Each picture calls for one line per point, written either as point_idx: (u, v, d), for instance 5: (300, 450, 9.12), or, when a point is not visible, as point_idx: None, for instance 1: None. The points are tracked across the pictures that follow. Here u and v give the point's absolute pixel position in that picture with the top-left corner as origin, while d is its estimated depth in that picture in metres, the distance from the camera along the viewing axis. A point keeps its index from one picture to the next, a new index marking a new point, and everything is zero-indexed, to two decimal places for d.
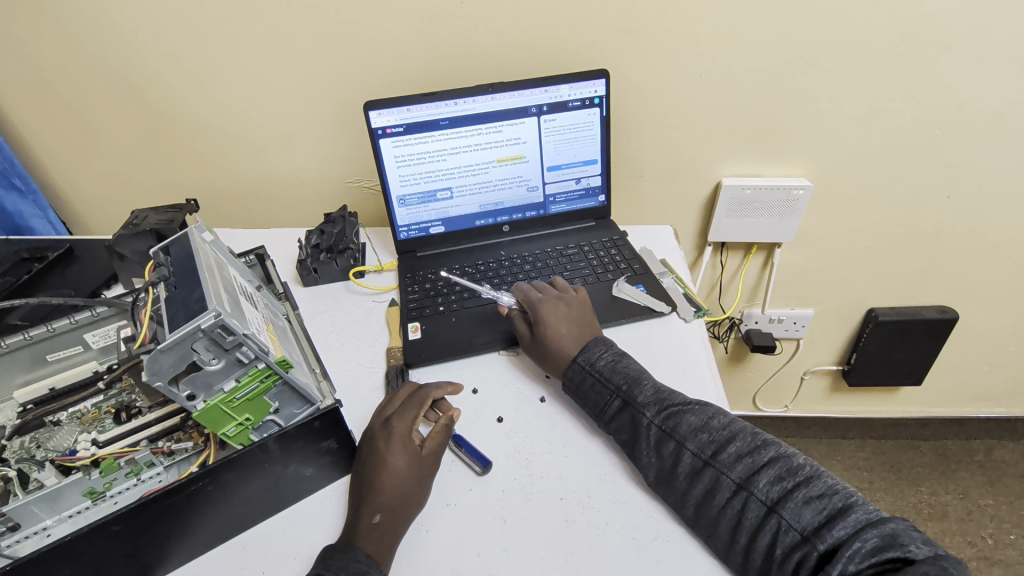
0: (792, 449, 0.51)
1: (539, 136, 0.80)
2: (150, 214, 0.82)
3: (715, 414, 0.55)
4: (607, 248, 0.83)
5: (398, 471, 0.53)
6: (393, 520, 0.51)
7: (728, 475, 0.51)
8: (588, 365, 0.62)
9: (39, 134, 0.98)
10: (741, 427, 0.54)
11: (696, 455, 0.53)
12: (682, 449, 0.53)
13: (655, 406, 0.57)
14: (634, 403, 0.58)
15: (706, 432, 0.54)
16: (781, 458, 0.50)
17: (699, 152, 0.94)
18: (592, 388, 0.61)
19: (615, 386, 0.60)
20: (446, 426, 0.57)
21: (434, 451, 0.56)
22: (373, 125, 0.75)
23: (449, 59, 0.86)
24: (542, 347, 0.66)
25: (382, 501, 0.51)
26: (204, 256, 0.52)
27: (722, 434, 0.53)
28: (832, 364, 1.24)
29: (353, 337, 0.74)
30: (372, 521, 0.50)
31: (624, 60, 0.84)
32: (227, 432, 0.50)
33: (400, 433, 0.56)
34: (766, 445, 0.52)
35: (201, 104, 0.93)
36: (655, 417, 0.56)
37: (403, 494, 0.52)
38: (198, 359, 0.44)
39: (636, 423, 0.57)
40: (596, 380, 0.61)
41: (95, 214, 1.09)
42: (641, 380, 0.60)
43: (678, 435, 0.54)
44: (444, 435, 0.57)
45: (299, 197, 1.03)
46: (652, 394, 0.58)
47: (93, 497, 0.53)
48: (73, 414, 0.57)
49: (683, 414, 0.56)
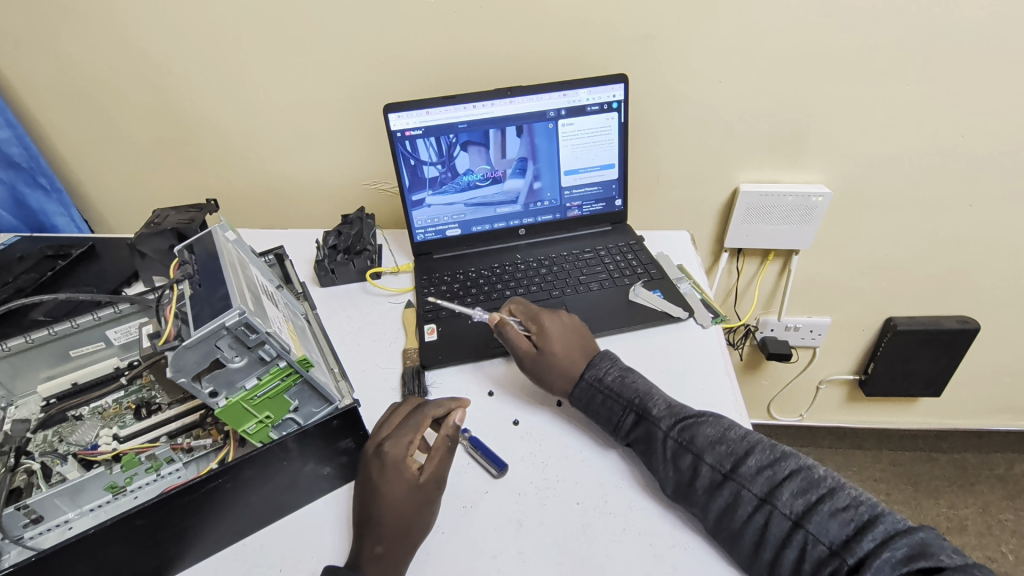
0: (813, 459, 0.51)
1: (556, 140, 0.80)
2: (171, 213, 0.84)
3: (730, 426, 0.55)
4: (623, 253, 0.83)
5: (396, 499, 0.51)
6: (396, 549, 0.49)
7: (749, 489, 0.50)
8: (596, 382, 0.61)
9: (63, 134, 1.00)
10: (758, 438, 0.53)
11: (713, 467, 0.52)
12: (699, 462, 0.53)
13: (670, 419, 0.56)
14: (649, 417, 0.57)
15: (724, 444, 0.53)
16: (802, 470, 0.50)
17: (716, 157, 0.93)
18: (603, 408, 0.60)
19: (626, 403, 0.59)
20: (445, 448, 0.55)
21: (434, 475, 0.53)
22: (393, 127, 0.75)
23: (468, 63, 0.86)
24: (544, 364, 0.63)
25: (383, 530, 0.50)
26: (227, 255, 0.52)
27: (740, 446, 0.53)
28: (847, 373, 1.23)
29: (369, 337, 0.75)
30: (374, 552, 0.49)
31: (642, 64, 0.84)
32: (247, 429, 0.49)
33: (396, 458, 0.52)
34: (786, 456, 0.51)
35: (221, 106, 0.94)
36: (670, 430, 0.55)
37: (404, 523, 0.50)
38: (221, 356, 0.44)
39: (652, 436, 0.56)
40: (606, 397, 0.60)
41: (117, 214, 1.12)
42: (653, 394, 0.59)
43: (696, 448, 0.54)
44: (445, 455, 0.54)
45: (316, 199, 1.05)
46: (665, 407, 0.58)
47: (114, 491, 0.53)
48: (95, 409, 0.59)
49: (699, 426, 0.55)
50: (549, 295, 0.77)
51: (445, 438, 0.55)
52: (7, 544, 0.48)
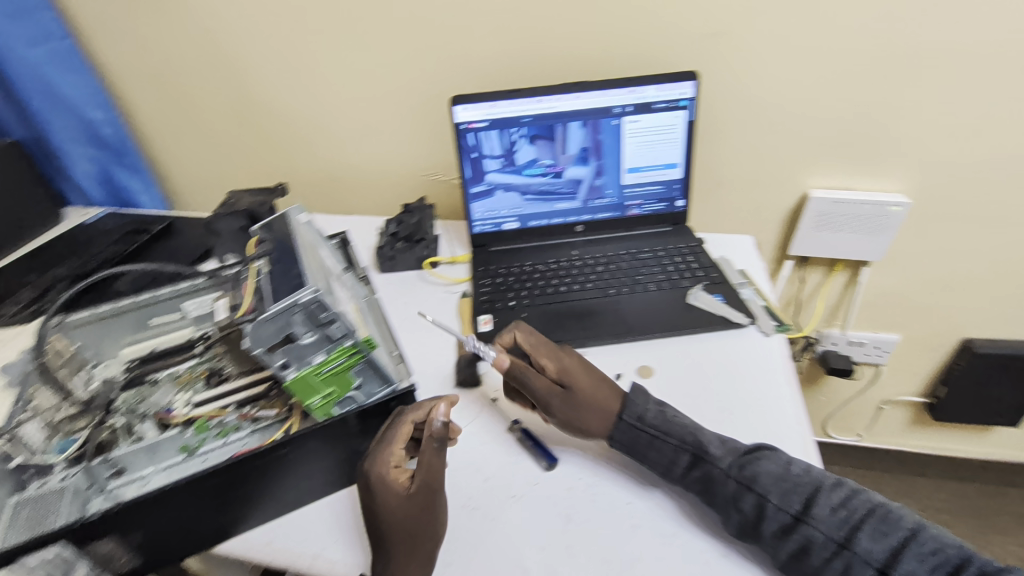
0: (880, 497, 0.50)
1: (620, 137, 0.79)
2: (244, 196, 0.89)
3: (790, 461, 0.53)
4: (683, 255, 0.81)
5: (395, 513, 0.49)
6: (411, 561, 0.48)
7: (823, 531, 0.48)
8: (637, 422, 0.56)
9: (150, 117, 1.07)
10: (823, 476, 0.52)
11: (780, 509, 0.50)
12: (765, 503, 0.50)
13: (728, 457, 0.54)
14: (705, 456, 0.54)
15: (789, 481, 0.51)
16: (878, 510, 0.49)
17: (786, 160, 0.89)
18: (649, 450, 0.56)
19: (675, 441, 0.55)
20: (429, 451, 0.52)
21: (426, 479, 0.51)
22: (458, 119, 0.76)
23: (533, 58, 0.86)
24: (579, 407, 0.58)
25: (393, 546, 0.49)
26: (300, 236, 0.54)
27: (806, 484, 0.51)
28: (914, 395, 1.16)
29: (425, 325, 0.76)
30: (391, 567, 0.48)
31: (713, 62, 0.82)
32: (312, 403, 0.51)
33: (381, 474, 0.50)
34: (856, 495, 0.50)
35: (294, 95, 0.98)
36: (730, 469, 0.53)
37: (410, 534, 0.49)
38: (293, 331, 0.46)
39: (711, 477, 0.53)
40: (652, 438, 0.56)
41: (193, 194, 1.18)
42: (702, 430, 0.56)
43: (759, 488, 0.51)
44: (430, 458, 0.52)
45: (377, 188, 1.07)
46: (721, 444, 0.55)
47: (186, 453, 0.56)
48: (171, 374, 0.63)
49: (759, 463, 0.53)
50: (605, 293, 0.77)
51: (428, 444, 0.52)
52: (93, 493, 0.52)
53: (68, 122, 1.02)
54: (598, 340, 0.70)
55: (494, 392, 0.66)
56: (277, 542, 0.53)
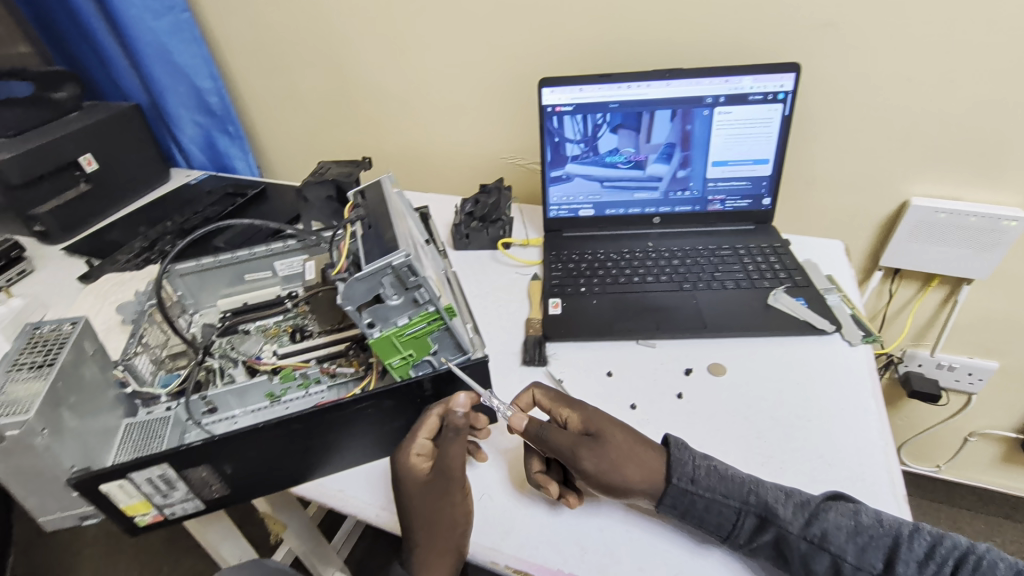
0: (963, 538, 0.47)
1: (709, 128, 0.76)
2: (332, 166, 0.93)
3: (860, 508, 0.48)
4: (765, 255, 0.78)
5: (414, 501, 0.50)
6: (430, 549, 0.50)
7: None
8: (690, 483, 0.49)
9: (253, 88, 1.14)
10: (897, 520, 0.48)
11: (858, 568, 0.46)
12: (840, 562, 0.46)
13: (795, 513, 0.48)
14: (773, 518, 0.48)
15: (863, 534, 0.47)
16: (968, 552, 0.46)
17: (888, 164, 0.83)
18: (708, 515, 0.49)
19: (737, 503, 0.49)
20: (445, 446, 0.50)
21: (440, 471, 0.50)
22: (544, 102, 0.76)
23: (625, 44, 0.85)
24: (613, 459, 0.49)
25: (414, 532, 0.50)
26: (392, 204, 0.56)
27: (884, 535, 0.47)
28: (1008, 430, 1.06)
29: (495, 303, 0.78)
30: (413, 552, 0.50)
31: (817, 55, 0.77)
32: (391, 362, 0.54)
33: (402, 462, 0.51)
34: (940, 538, 0.47)
35: (385, 73, 1.01)
36: (800, 529, 0.47)
37: (428, 525, 0.50)
38: (382, 292, 0.48)
39: (783, 540, 0.47)
40: (710, 501, 0.49)
41: (285, 163, 1.26)
42: (760, 483, 0.50)
43: (832, 547, 0.46)
44: (444, 453, 0.50)
45: (456, 168, 1.10)
46: (785, 499, 0.49)
47: (271, 399, 0.61)
48: (259, 327, 0.68)
49: (828, 517, 0.48)
50: (679, 288, 0.75)
51: (446, 435, 0.50)
52: (191, 426, 0.56)
53: (181, 88, 1.10)
54: (669, 333, 0.69)
55: (560, 374, 0.67)
56: (349, 492, 0.56)
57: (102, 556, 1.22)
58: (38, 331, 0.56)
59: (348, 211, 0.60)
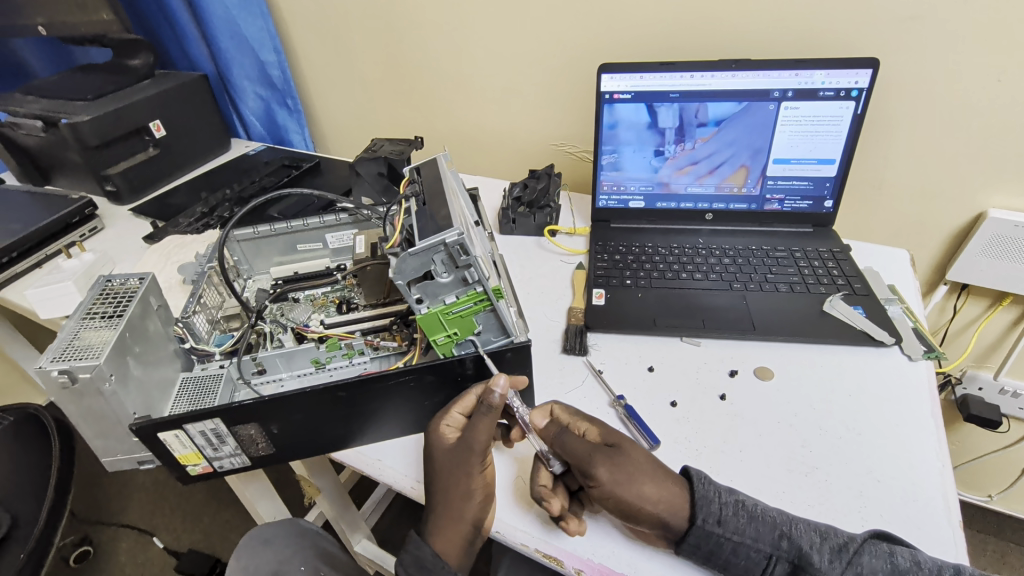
0: None
1: (774, 124, 0.73)
2: (386, 144, 0.94)
3: (895, 550, 0.45)
4: (824, 260, 0.75)
5: (438, 468, 0.50)
6: (447, 519, 0.49)
7: None
8: (715, 523, 0.46)
9: (313, 64, 1.17)
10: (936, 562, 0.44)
11: None
12: None
13: (829, 557, 0.44)
14: (807, 564, 0.44)
15: None
16: None
17: (967, 172, 0.78)
18: (735, 558, 0.46)
19: (767, 548, 0.46)
20: (477, 417, 0.50)
21: (466, 441, 0.49)
22: (602, 89, 0.75)
23: (690, 31, 0.82)
24: (629, 472, 0.47)
25: (434, 499, 0.50)
26: (447, 182, 0.57)
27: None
28: None
29: (538, 289, 0.78)
30: (431, 521, 0.50)
31: (898, 51, 0.73)
32: (436, 339, 0.54)
33: (433, 428, 0.52)
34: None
35: (443, 53, 1.02)
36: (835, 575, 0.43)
37: (448, 493, 0.49)
38: (434, 269, 0.48)
39: None
40: (737, 544, 0.46)
41: (339, 139, 1.28)
42: (791, 526, 0.46)
43: None
44: (473, 424, 0.50)
45: (506, 152, 1.10)
46: (820, 543, 0.45)
47: (316, 365, 0.62)
48: (308, 296, 0.71)
49: (862, 558, 0.44)
50: (728, 288, 0.73)
51: (478, 412, 0.50)
52: (241, 385, 0.59)
53: (246, 60, 1.13)
54: (715, 332, 0.68)
55: (600, 364, 0.66)
56: (386, 462, 0.57)
57: (150, 501, 1.29)
58: (109, 284, 0.59)
59: (404, 181, 0.61)
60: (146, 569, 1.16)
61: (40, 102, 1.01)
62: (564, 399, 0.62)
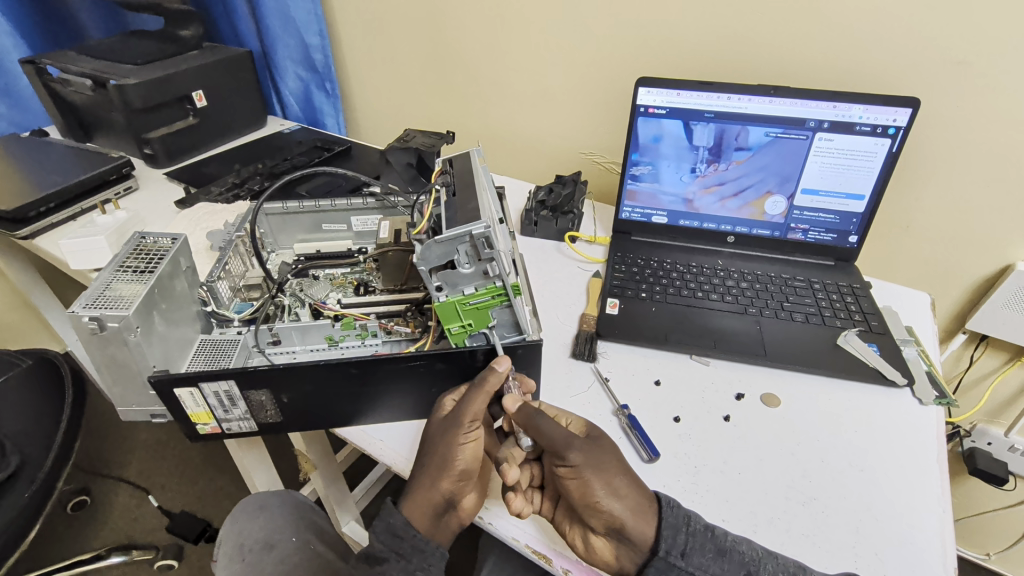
0: None
1: (807, 154, 0.73)
2: (417, 135, 0.96)
3: None
4: (843, 294, 0.74)
5: (430, 436, 0.51)
6: (425, 488, 0.49)
7: None
8: (676, 556, 0.44)
9: (356, 50, 1.19)
10: None
11: None
12: None
13: None
14: None
15: None
16: None
17: (997, 222, 0.77)
18: None
19: None
20: (473, 393, 0.50)
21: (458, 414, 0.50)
22: (638, 101, 0.75)
23: (731, 56, 0.82)
24: (603, 461, 0.47)
25: (419, 466, 0.50)
26: (479, 176, 0.58)
27: None
28: None
29: (552, 293, 0.78)
30: (410, 487, 0.50)
31: (939, 95, 0.73)
32: (450, 328, 0.55)
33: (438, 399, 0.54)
34: None
35: (483, 53, 1.03)
36: None
37: (430, 462, 0.49)
38: (457, 259, 0.49)
39: None
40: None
41: (373, 127, 1.31)
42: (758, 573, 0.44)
43: None
44: (468, 398, 0.50)
45: (534, 156, 1.11)
46: None
47: (329, 343, 0.64)
48: (327, 275, 0.72)
49: None
50: (743, 311, 0.73)
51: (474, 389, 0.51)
52: (255, 352, 0.61)
53: (290, 41, 1.16)
54: (726, 353, 0.68)
55: (607, 372, 0.67)
56: (388, 443, 0.58)
57: (150, 460, 1.32)
58: (143, 241, 0.61)
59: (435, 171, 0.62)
60: (138, 525, 1.18)
61: (91, 62, 1.04)
62: (569, 402, 0.63)
